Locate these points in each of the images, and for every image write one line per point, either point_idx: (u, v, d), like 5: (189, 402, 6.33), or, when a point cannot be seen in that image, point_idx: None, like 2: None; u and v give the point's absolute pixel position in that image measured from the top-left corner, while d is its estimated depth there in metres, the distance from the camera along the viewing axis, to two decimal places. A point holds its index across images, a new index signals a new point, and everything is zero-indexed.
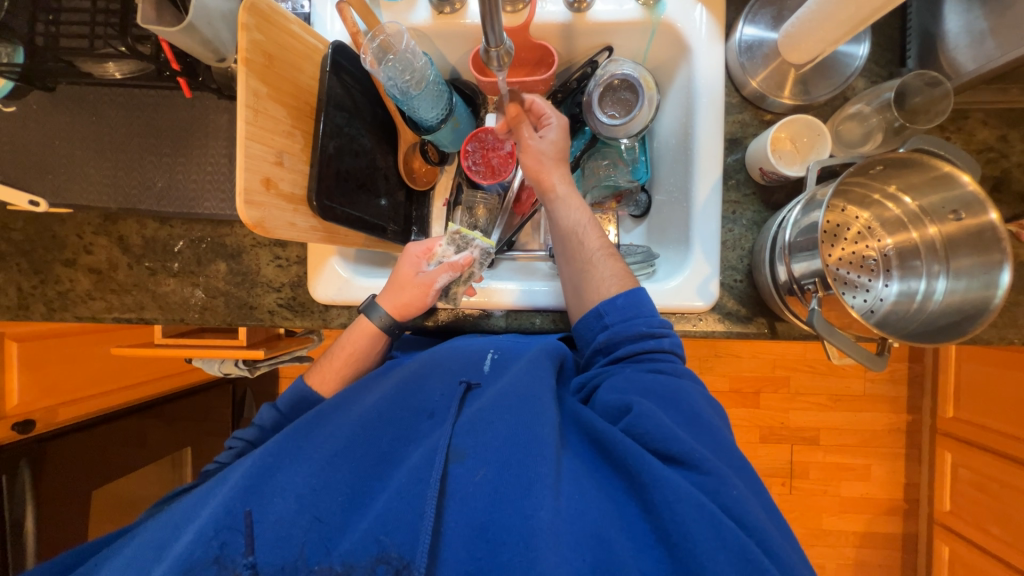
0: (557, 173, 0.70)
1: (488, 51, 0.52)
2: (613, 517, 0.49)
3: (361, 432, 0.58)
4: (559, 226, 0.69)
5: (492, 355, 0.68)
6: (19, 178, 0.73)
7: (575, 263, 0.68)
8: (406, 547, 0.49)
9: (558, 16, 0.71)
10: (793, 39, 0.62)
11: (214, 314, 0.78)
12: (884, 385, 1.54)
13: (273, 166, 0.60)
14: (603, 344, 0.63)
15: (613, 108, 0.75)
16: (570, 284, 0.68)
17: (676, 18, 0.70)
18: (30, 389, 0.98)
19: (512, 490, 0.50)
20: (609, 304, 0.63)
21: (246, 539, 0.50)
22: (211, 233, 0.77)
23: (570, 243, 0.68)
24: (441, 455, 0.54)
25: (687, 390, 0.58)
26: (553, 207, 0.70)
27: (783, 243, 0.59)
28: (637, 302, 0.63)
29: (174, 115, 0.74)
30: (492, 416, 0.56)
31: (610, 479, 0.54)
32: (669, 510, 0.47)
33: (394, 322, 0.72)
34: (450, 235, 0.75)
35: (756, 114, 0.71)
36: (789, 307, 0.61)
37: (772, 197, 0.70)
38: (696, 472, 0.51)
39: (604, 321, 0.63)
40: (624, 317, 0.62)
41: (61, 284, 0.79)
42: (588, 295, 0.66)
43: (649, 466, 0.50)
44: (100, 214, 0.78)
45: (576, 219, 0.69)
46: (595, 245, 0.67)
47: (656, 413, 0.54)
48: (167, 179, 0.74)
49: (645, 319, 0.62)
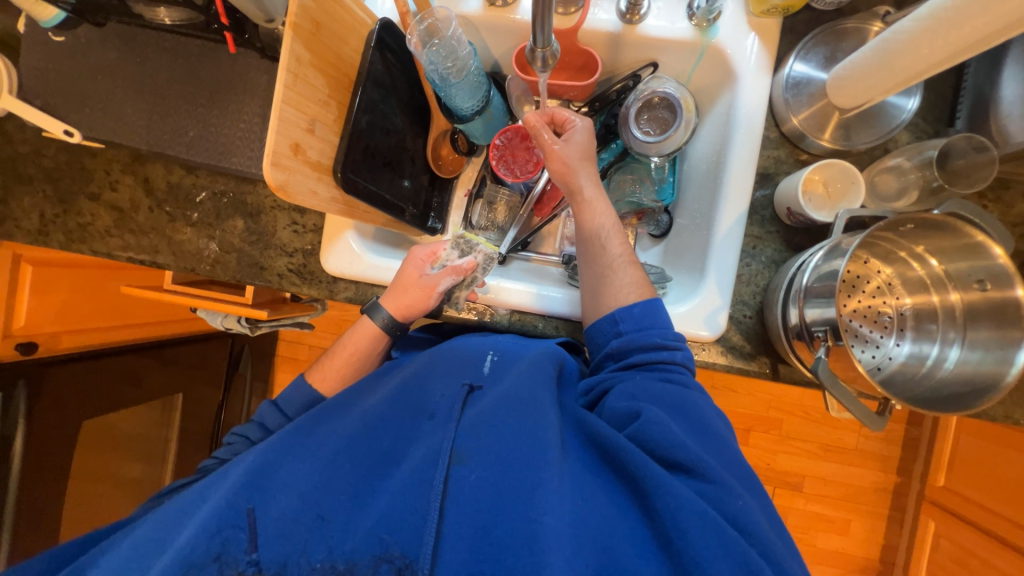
0: (584, 174, 0.70)
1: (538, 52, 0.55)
2: (616, 522, 0.50)
3: (363, 427, 0.60)
4: (582, 230, 0.69)
5: (493, 356, 0.68)
6: (62, 108, 0.77)
7: (597, 267, 0.68)
8: (409, 547, 0.50)
9: (608, 25, 0.70)
10: (843, 80, 0.61)
11: (224, 269, 0.78)
12: (877, 442, 1.53)
13: (304, 133, 0.60)
14: (614, 350, 0.64)
15: (649, 124, 0.74)
16: (589, 287, 0.68)
17: (727, 43, 0.68)
18: (39, 312, 1.01)
19: (515, 493, 0.51)
20: (624, 311, 0.63)
21: (247, 535, 0.52)
22: (234, 189, 0.77)
23: (592, 247, 0.68)
24: (443, 456, 0.55)
25: (694, 400, 0.59)
26: (581, 212, 0.69)
27: (800, 286, 0.58)
28: (654, 312, 0.63)
29: (216, 67, 0.75)
30: (495, 419, 0.57)
31: (612, 486, 0.54)
32: (671, 516, 0.48)
33: (397, 323, 0.73)
34: (455, 239, 0.79)
35: (794, 153, 0.70)
36: (796, 351, 0.60)
37: (795, 238, 0.69)
38: (699, 480, 0.52)
39: (619, 327, 0.64)
40: (638, 326, 0.63)
41: (82, 217, 0.80)
42: (606, 298, 0.66)
43: (651, 473, 0.51)
44: (130, 154, 0.79)
45: (602, 224, 0.68)
46: (619, 250, 0.67)
47: (663, 420, 0.55)
48: (199, 129, 0.76)
49: (660, 330, 0.62)
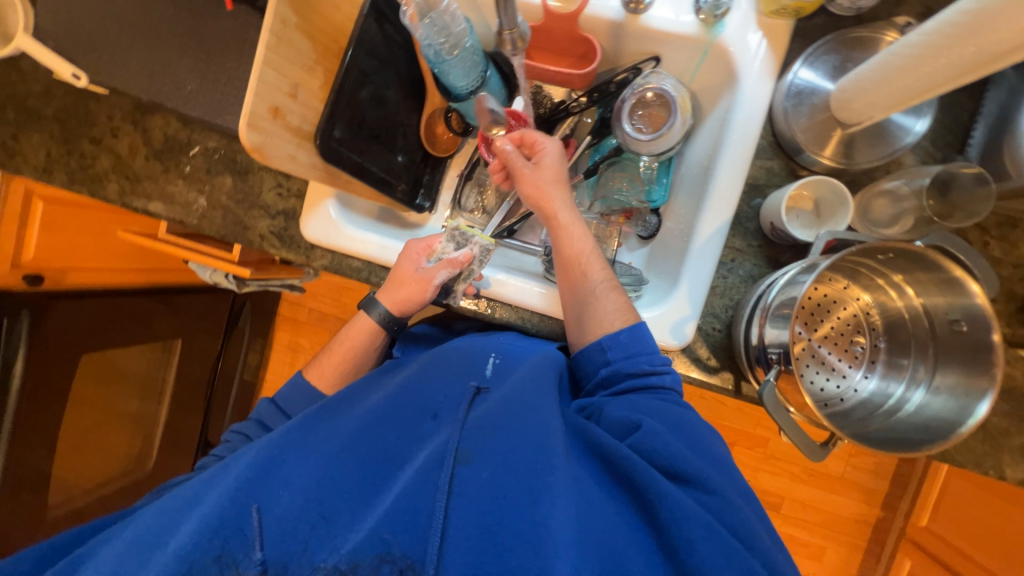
0: (559, 198, 0.69)
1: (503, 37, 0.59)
2: (621, 528, 0.50)
3: (368, 424, 0.62)
4: (562, 255, 0.68)
5: (493, 360, 0.70)
6: (72, 50, 0.80)
7: (579, 294, 0.67)
8: (412, 548, 0.50)
9: (611, 12, 0.68)
10: (848, 93, 0.58)
11: (211, 223, 0.80)
12: (864, 473, 1.49)
13: (285, 97, 0.61)
14: (605, 378, 0.65)
15: (642, 121, 0.72)
16: (570, 314, 0.69)
17: (733, 42, 0.64)
18: (47, 247, 1.05)
19: (519, 494, 0.52)
20: (611, 338, 0.64)
21: (255, 531, 0.53)
22: (225, 146, 0.78)
23: (574, 274, 0.68)
24: (447, 459, 0.55)
25: (690, 419, 0.61)
26: (558, 236, 0.68)
27: (764, 304, 0.56)
28: (639, 338, 0.64)
29: (217, 22, 0.77)
30: (497, 422, 0.58)
31: (615, 493, 0.54)
32: (675, 527, 0.49)
33: (393, 316, 0.78)
34: (451, 231, 0.77)
35: (788, 165, 0.66)
36: (755, 372, 0.59)
37: (778, 255, 0.66)
38: (701, 491, 0.53)
39: (607, 355, 0.65)
40: (626, 353, 0.64)
41: (84, 159, 0.83)
42: (590, 326, 0.66)
43: (656, 482, 0.51)
44: (132, 102, 0.81)
45: (583, 249, 0.68)
46: (601, 277, 0.67)
47: (663, 433, 0.56)
48: (197, 84, 0.77)
49: (648, 356, 0.63)
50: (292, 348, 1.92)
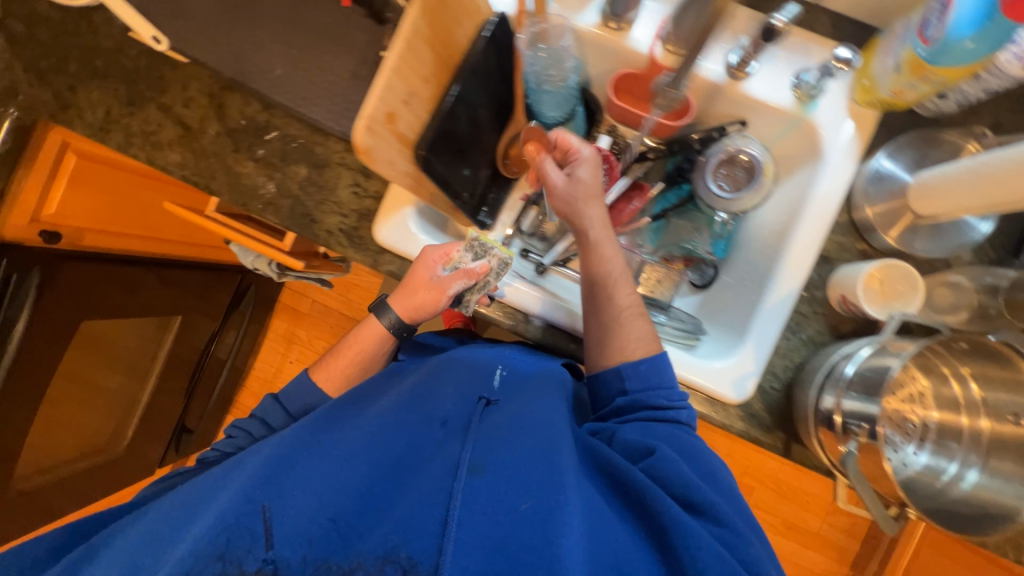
0: (591, 210, 0.70)
1: (665, 92, 0.71)
2: (631, 550, 0.51)
3: (380, 430, 0.61)
4: (590, 274, 0.70)
5: (503, 372, 0.70)
6: (157, 14, 0.77)
7: (603, 317, 0.69)
8: (420, 553, 0.49)
9: (713, 74, 0.71)
10: (932, 186, 0.62)
11: (275, 212, 0.77)
12: (840, 532, 1.55)
13: (400, 104, 0.61)
14: (620, 407, 0.67)
15: (724, 180, 0.75)
16: (591, 333, 0.70)
17: (823, 122, 0.69)
18: (70, 204, 0.99)
19: (531, 510, 0.51)
20: (631, 368, 0.66)
21: (263, 533, 0.52)
22: (305, 136, 0.77)
23: (599, 295, 0.69)
24: (459, 469, 0.55)
25: (702, 448, 0.63)
26: (588, 255, 0.69)
27: (842, 376, 0.58)
28: (659, 368, 0.66)
29: (319, 14, 0.76)
30: (510, 437, 0.58)
31: (627, 516, 0.55)
32: (689, 555, 0.50)
33: (404, 323, 0.76)
34: (471, 240, 0.72)
35: (857, 242, 0.70)
36: (820, 440, 0.60)
37: (840, 326, 0.69)
38: (714, 523, 0.54)
39: (625, 384, 0.67)
40: (644, 384, 0.66)
41: (148, 124, 0.79)
42: (611, 350, 0.68)
43: (670, 509, 0.52)
44: (211, 76, 0.78)
45: (611, 271, 0.69)
46: (627, 302, 0.69)
47: (675, 460, 0.58)
48: (287, 70, 0.76)
49: (665, 391, 0.66)
50: (288, 337, 1.89)
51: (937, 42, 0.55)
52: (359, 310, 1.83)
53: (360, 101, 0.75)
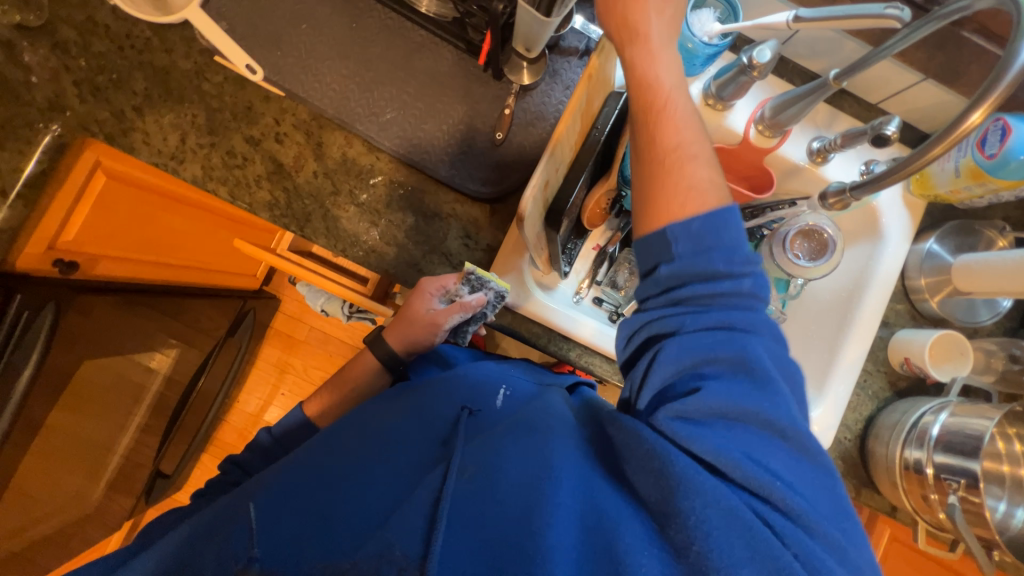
0: (654, 14, 0.55)
1: (841, 194, 0.74)
2: (629, 527, 0.45)
3: (383, 445, 0.59)
4: (642, 95, 0.55)
5: (504, 393, 0.67)
6: (252, 43, 0.72)
7: (652, 157, 0.54)
8: (409, 547, 0.45)
9: (796, 157, 0.82)
10: (972, 269, 0.73)
11: (379, 259, 0.74)
12: None
13: (551, 174, 0.63)
14: (663, 275, 0.52)
15: (799, 249, 0.81)
16: (640, 172, 0.56)
17: (883, 207, 0.81)
18: (88, 230, 0.83)
19: (518, 505, 0.47)
20: (681, 228, 0.52)
21: (250, 530, 0.51)
22: (416, 184, 0.75)
23: (655, 125, 0.55)
24: (449, 473, 0.51)
25: (753, 342, 0.49)
26: (642, 62, 0.55)
27: (927, 433, 0.68)
28: (718, 228, 0.51)
29: (432, 61, 0.76)
30: (507, 438, 0.54)
31: (635, 490, 0.48)
32: (697, 521, 0.42)
33: (399, 358, 0.76)
34: (466, 273, 0.69)
35: (908, 309, 0.83)
36: (904, 487, 0.71)
37: (898, 383, 0.80)
38: (745, 491, 0.45)
39: (673, 247, 0.52)
40: (696, 249, 0.51)
41: (232, 157, 0.72)
42: (661, 201, 0.53)
43: (678, 470, 0.45)
44: (311, 113, 0.74)
45: (675, 92, 0.55)
46: (680, 140, 0.54)
47: (712, 403, 0.48)
48: (397, 115, 0.74)
49: (722, 253, 0.51)
50: (280, 367, 1.74)
51: (997, 158, 0.67)
52: (361, 339, 1.74)
53: (474, 154, 0.75)
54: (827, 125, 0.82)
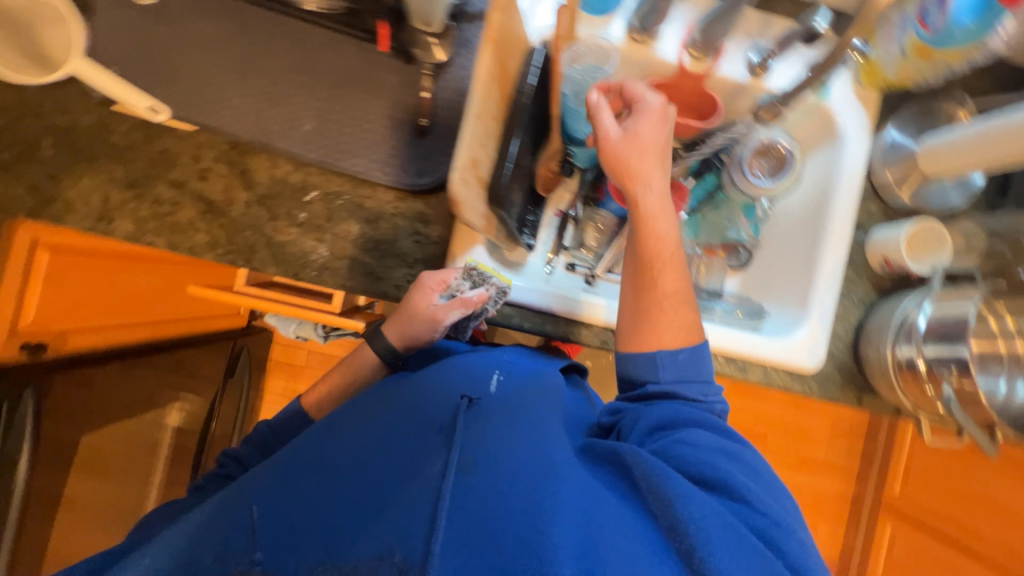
0: (655, 167, 0.60)
1: (772, 105, 0.72)
2: (632, 533, 0.48)
3: (377, 443, 0.59)
4: (646, 252, 0.60)
5: (498, 377, 0.68)
6: (149, 82, 0.69)
7: (644, 303, 0.61)
8: (412, 552, 0.47)
9: (737, 74, 0.77)
10: (938, 152, 0.70)
11: (333, 275, 0.72)
12: (840, 454, 1.74)
13: (478, 150, 0.61)
14: (647, 392, 0.61)
15: (760, 168, 0.78)
16: (630, 314, 0.62)
17: (836, 107, 0.77)
18: (48, 307, 0.82)
19: (525, 502, 0.50)
20: (667, 356, 0.60)
21: (249, 530, 0.52)
22: (351, 191, 0.72)
23: (647, 275, 0.61)
24: (450, 466, 0.53)
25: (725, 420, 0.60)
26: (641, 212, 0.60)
27: (915, 326, 0.67)
28: (698, 360, 0.61)
29: (339, 60, 0.72)
30: (508, 435, 0.57)
31: (632, 497, 0.53)
32: (693, 523, 0.47)
33: (394, 349, 0.74)
34: (467, 269, 0.70)
35: (880, 207, 0.80)
36: (902, 386, 0.70)
37: (881, 283, 0.79)
38: (726, 497, 0.52)
39: (660, 372, 0.60)
40: (681, 375, 0.60)
41: (159, 206, 0.70)
42: (647, 338, 0.61)
43: (674, 482, 0.49)
44: (229, 142, 0.71)
45: (669, 234, 0.60)
46: (674, 288, 0.61)
47: (696, 444, 0.55)
48: (316, 124, 0.71)
49: (699, 383, 0.61)
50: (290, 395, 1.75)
51: (939, 29, 0.63)
52: None
53: (404, 146, 0.72)
54: (761, 33, 0.78)
